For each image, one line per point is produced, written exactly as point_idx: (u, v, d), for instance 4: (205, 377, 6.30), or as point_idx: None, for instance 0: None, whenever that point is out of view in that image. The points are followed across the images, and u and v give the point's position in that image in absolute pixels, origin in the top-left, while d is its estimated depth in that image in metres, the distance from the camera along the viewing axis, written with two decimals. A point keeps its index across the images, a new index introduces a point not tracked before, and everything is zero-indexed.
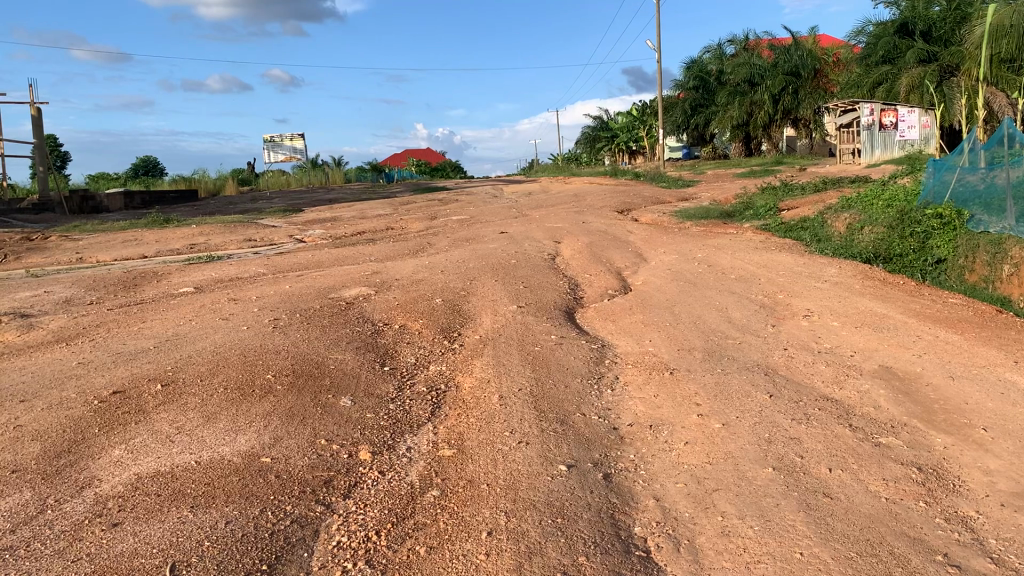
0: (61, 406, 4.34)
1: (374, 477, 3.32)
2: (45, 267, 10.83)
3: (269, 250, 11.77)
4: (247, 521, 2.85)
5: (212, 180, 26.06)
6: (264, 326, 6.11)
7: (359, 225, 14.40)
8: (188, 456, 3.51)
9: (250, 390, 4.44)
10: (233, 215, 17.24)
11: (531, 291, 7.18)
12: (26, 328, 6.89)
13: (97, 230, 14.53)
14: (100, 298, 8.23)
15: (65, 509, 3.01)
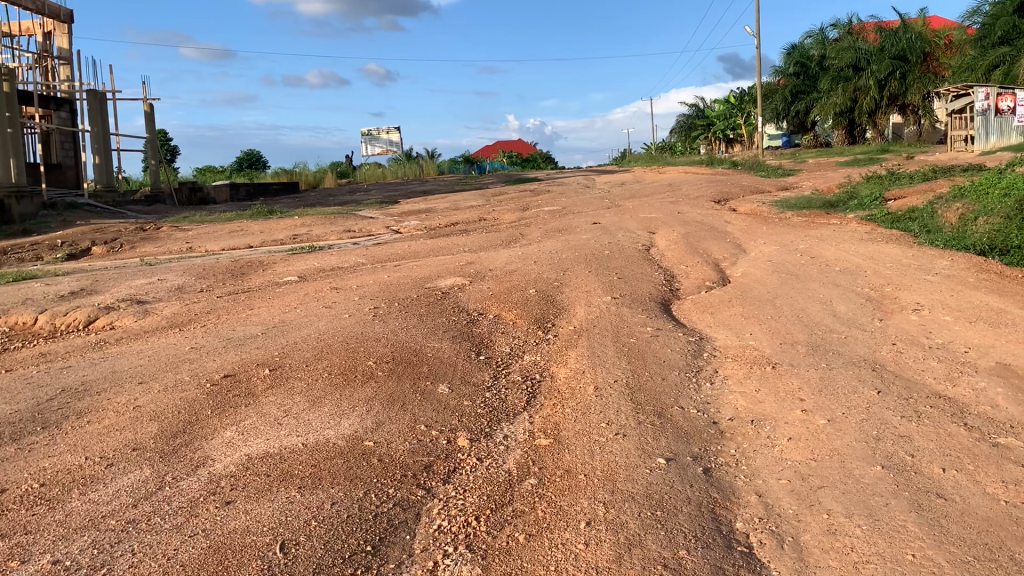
0: (177, 388, 4.56)
1: (472, 463, 3.36)
2: (159, 256, 11.37)
3: (367, 241, 12.03)
4: (351, 503, 2.93)
5: (312, 173, 26.84)
6: (363, 314, 6.27)
7: (452, 217, 14.57)
8: (295, 438, 3.63)
9: (352, 376, 4.57)
10: (333, 207, 17.73)
11: (626, 282, 7.13)
12: (142, 314, 7.25)
13: (205, 221, 15.13)
14: (209, 287, 8.57)
15: (181, 486, 3.15)
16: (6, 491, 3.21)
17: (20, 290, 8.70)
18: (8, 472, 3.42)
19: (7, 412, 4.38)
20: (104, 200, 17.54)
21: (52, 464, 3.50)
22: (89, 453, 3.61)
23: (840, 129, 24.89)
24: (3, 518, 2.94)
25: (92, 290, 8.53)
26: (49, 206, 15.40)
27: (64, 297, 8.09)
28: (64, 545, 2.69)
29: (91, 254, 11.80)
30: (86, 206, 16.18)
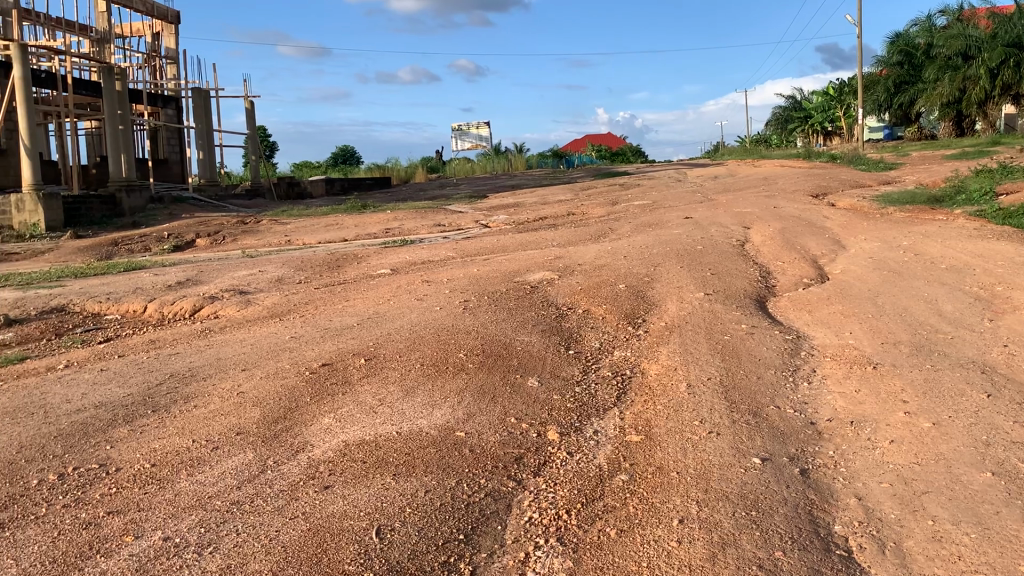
0: (278, 375, 4.74)
1: (563, 457, 3.37)
2: (259, 248, 11.79)
3: (457, 235, 12.19)
4: (444, 492, 2.98)
5: (404, 168, 27.32)
6: (455, 307, 6.35)
7: (541, 211, 14.60)
8: (390, 427, 3.71)
9: (444, 367, 4.64)
10: (424, 201, 18.03)
11: (719, 278, 7.01)
12: (244, 304, 7.53)
13: (302, 215, 15.59)
14: (307, 278, 8.83)
15: (282, 470, 3.28)
16: (121, 469, 3.40)
17: (131, 279, 9.16)
18: (122, 452, 3.62)
19: (120, 396, 4.62)
20: (208, 194, 18.27)
21: (163, 446, 3.68)
22: (196, 436, 3.78)
23: (947, 121, 23.82)
24: (118, 495, 3.11)
25: (197, 280, 8.91)
26: (157, 199, 16.14)
27: (172, 287, 8.48)
28: (173, 523, 2.82)
29: (196, 246, 12.32)
30: (191, 199, 16.89)
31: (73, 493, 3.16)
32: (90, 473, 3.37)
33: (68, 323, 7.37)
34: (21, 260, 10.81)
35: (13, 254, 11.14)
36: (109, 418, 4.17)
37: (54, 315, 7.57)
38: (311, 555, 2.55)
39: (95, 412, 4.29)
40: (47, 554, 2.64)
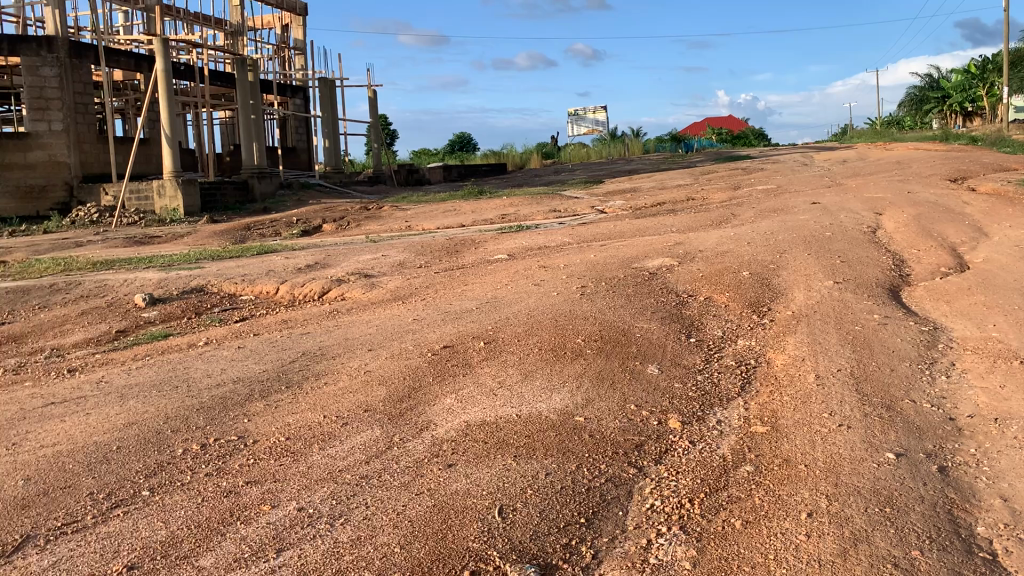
0: (402, 356, 4.88)
1: (685, 446, 3.33)
2: (382, 233, 12.14)
3: (573, 221, 12.18)
4: (565, 475, 3.01)
5: (520, 153, 27.49)
6: (573, 292, 6.36)
7: (659, 196, 14.41)
8: (510, 409, 3.77)
9: (563, 352, 4.67)
10: (541, 187, 18.09)
11: (849, 266, 6.74)
12: (369, 287, 7.78)
13: (421, 201, 15.93)
14: (427, 262, 9.03)
15: (408, 447, 3.38)
16: (257, 442, 3.58)
17: (264, 262, 9.61)
18: (259, 425, 3.82)
19: (256, 372, 4.88)
20: (333, 180, 18.93)
21: (296, 420, 3.86)
22: (326, 412, 3.95)
23: None
24: (256, 466, 3.28)
25: (324, 263, 9.26)
26: (286, 185, 16.84)
27: (301, 270, 8.84)
28: (307, 495, 2.96)
29: (322, 230, 12.80)
30: (317, 186, 17.54)
31: (215, 463, 3.35)
32: (230, 444, 3.57)
33: (206, 302, 7.80)
34: (163, 243, 11.52)
35: (156, 237, 11.86)
36: (247, 392, 4.41)
37: (194, 296, 8.03)
38: (436, 531, 2.62)
39: (233, 387, 4.54)
40: (193, 518, 2.80)
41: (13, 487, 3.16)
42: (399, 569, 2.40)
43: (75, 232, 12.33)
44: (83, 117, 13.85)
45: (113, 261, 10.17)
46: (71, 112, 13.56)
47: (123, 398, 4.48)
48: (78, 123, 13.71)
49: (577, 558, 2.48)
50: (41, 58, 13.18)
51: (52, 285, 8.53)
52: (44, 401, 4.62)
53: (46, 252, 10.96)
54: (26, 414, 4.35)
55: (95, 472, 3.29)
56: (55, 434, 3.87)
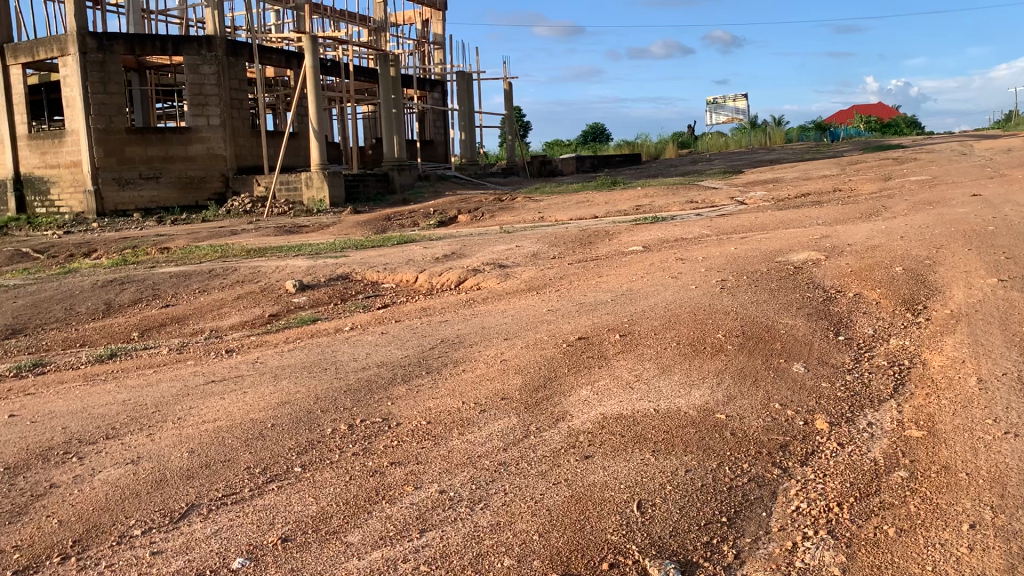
0: (538, 346, 4.91)
1: (833, 448, 3.18)
2: (515, 224, 12.25)
3: (711, 212, 11.89)
4: (705, 472, 2.94)
5: (656, 144, 27.11)
6: (712, 286, 6.21)
7: (803, 187, 13.85)
8: (648, 403, 3.73)
9: (702, 347, 4.57)
10: (677, 178, 17.75)
11: (1015, 262, 6.27)
12: (503, 277, 7.87)
13: (554, 192, 15.99)
14: (562, 254, 9.05)
15: (545, 437, 3.39)
16: (400, 424, 3.70)
17: (404, 251, 9.89)
18: (402, 408, 3.94)
19: (398, 357, 5.04)
20: (469, 172, 19.29)
21: (436, 405, 3.96)
22: (465, 398, 4.02)
23: None
24: (399, 448, 3.39)
25: (460, 253, 9.45)
26: (423, 177, 17.27)
27: (439, 259, 9.04)
28: (447, 478, 3.03)
29: (458, 221, 13.04)
30: (454, 178, 17.90)
31: (361, 443, 3.48)
32: (375, 426, 3.71)
33: (351, 289, 8.11)
34: (309, 232, 12.06)
35: (303, 226, 12.44)
36: (389, 376, 4.57)
37: (340, 283, 8.36)
38: (574, 521, 2.62)
39: (377, 371, 4.71)
40: (341, 496, 2.92)
41: (180, 458, 3.38)
42: (539, 557, 2.42)
43: (229, 222, 13.09)
44: (238, 112, 14.66)
45: (265, 249, 10.74)
46: (228, 108, 14.37)
47: (276, 379, 4.73)
48: (234, 117, 14.54)
49: (719, 557, 2.42)
50: (203, 57, 14.03)
51: (211, 271, 9.11)
52: (206, 378, 4.94)
53: (205, 240, 11.69)
54: (190, 390, 4.66)
55: (252, 448, 3.47)
56: (216, 410, 4.13)
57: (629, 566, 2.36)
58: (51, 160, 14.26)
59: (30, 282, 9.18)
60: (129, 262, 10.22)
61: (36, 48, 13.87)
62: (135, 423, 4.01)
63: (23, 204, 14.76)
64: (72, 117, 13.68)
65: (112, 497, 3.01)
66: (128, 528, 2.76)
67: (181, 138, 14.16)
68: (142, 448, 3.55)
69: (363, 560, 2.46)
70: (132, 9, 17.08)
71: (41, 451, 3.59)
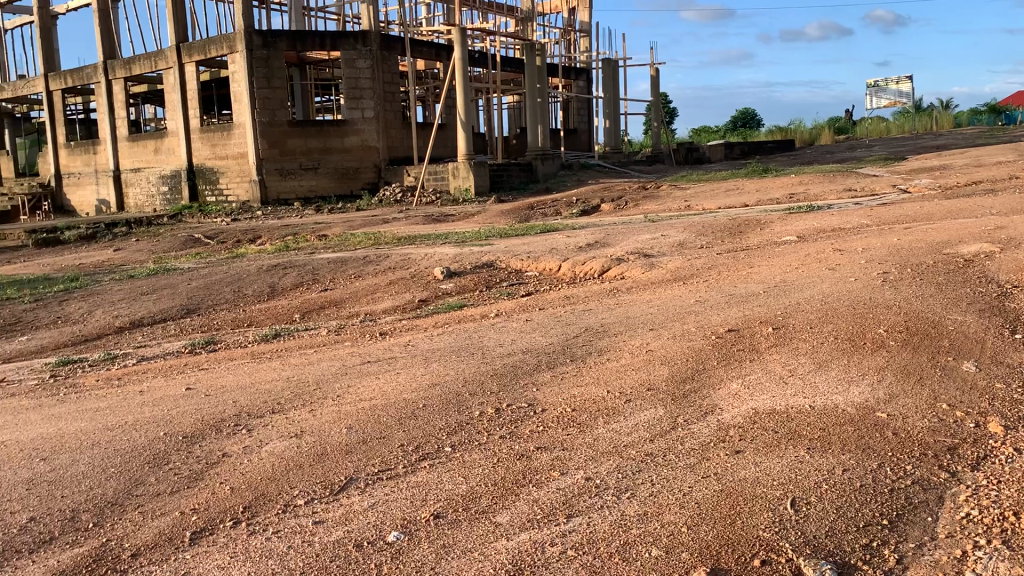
0: (685, 337, 4.86)
1: (1009, 454, 2.95)
2: (661, 213, 12.08)
3: (871, 201, 11.30)
4: (864, 473, 2.80)
5: (810, 129, 25.98)
6: (873, 279, 5.91)
7: (974, 174, 12.91)
8: (803, 399, 3.61)
9: (862, 343, 4.37)
10: (833, 164, 16.96)
11: None
12: (648, 266, 7.79)
13: (701, 180, 15.66)
14: (710, 243, 8.87)
15: (694, 429, 3.34)
16: (546, 410, 3.75)
17: (547, 240, 9.97)
18: (547, 395, 4.00)
19: (542, 344, 5.10)
20: (613, 160, 19.18)
21: (581, 393, 3.99)
22: (610, 387, 4.03)
23: None
24: (546, 433, 3.43)
25: (604, 242, 9.42)
26: (567, 166, 17.32)
27: (583, 248, 9.06)
28: (593, 466, 3.03)
29: (602, 210, 13.00)
30: (598, 167, 17.86)
31: (508, 427, 3.55)
32: (521, 411, 3.77)
33: (496, 276, 8.26)
34: (456, 221, 12.36)
35: (450, 215, 12.76)
36: (535, 363, 4.64)
37: (485, 270, 8.53)
38: (725, 515, 2.54)
39: (522, 357, 4.79)
40: (490, 477, 2.98)
41: (339, 433, 3.57)
42: (687, 549, 2.36)
43: (381, 211, 13.60)
44: (391, 104, 15.18)
45: (414, 236, 11.10)
46: (381, 100, 14.91)
47: (426, 361, 4.91)
48: (386, 110, 15.06)
49: (880, 561, 2.27)
50: (358, 51, 14.58)
51: (364, 257, 9.51)
52: (362, 359, 5.19)
53: (359, 227, 12.21)
54: (348, 369, 4.93)
55: (404, 427, 3.62)
56: (371, 389, 4.33)
57: (782, 565, 2.27)
58: (221, 151, 15.29)
59: (203, 266, 9.89)
60: (291, 248, 10.83)
61: (208, 47, 14.89)
62: (299, 398, 4.27)
63: (196, 193, 15.86)
64: (240, 111, 14.61)
65: (277, 467, 3.19)
66: (292, 497, 2.90)
67: (338, 130, 14.82)
68: (305, 423, 3.78)
69: (511, 541, 2.48)
70: (294, 7, 18.00)
71: (216, 421, 3.88)
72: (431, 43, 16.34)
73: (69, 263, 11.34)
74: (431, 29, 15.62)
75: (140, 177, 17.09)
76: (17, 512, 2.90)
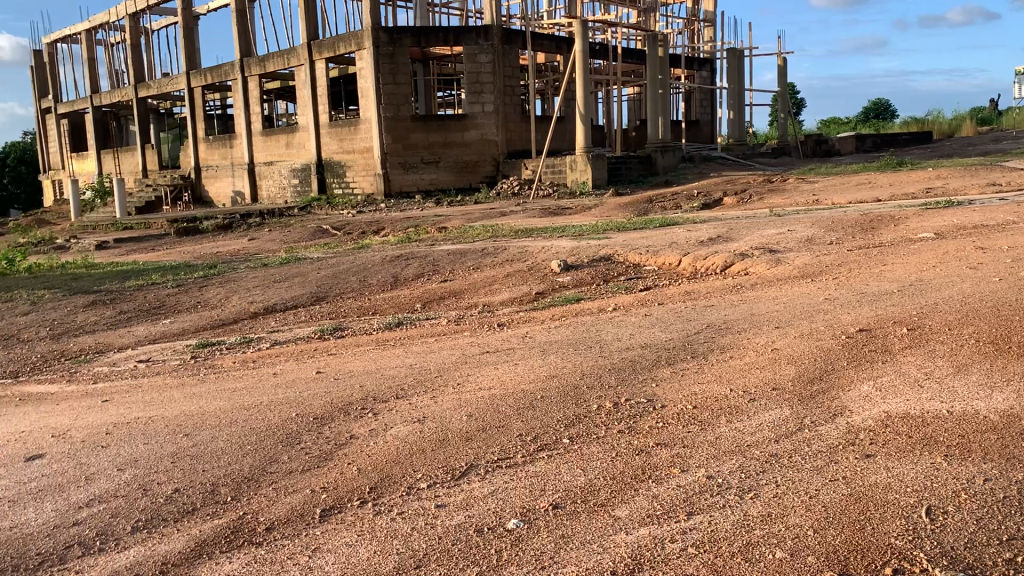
0: (813, 336, 4.75)
1: None
2: (787, 207, 11.72)
3: (1017, 196, 10.62)
4: (1008, 483, 2.62)
5: (951, 120, 24.61)
6: (1019, 279, 5.59)
7: None
8: (939, 404, 3.48)
9: (1006, 347, 4.15)
10: (974, 158, 16.02)
11: None
12: (774, 262, 7.61)
13: (830, 173, 15.10)
14: (839, 239, 8.57)
15: (821, 431, 3.26)
16: (665, 406, 3.74)
17: (667, 234, 9.88)
18: (668, 391, 4.00)
19: (662, 340, 5.09)
20: (736, 153, 18.75)
21: (703, 390, 3.97)
22: (733, 386, 4.00)
23: None
24: (667, 429, 3.41)
25: (727, 237, 9.25)
26: (688, 159, 17.07)
27: (704, 243, 8.93)
28: (716, 464, 2.97)
29: (723, 203, 12.75)
30: (720, 160, 17.51)
31: (627, 421, 3.56)
32: (640, 406, 3.77)
33: (614, 270, 8.24)
34: (573, 214, 12.40)
35: (567, 208, 12.81)
36: (655, 358, 4.65)
37: (603, 264, 8.54)
38: (854, 520, 2.43)
39: (641, 352, 4.80)
40: (610, 471, 2.96)
41: (459, 420, 3.69)
42: (814, 553, 2.26)
43: (499, 204, 13.79)
44: (510, 98, 15.34)
45: (532, 229, 11.21)
46: (501, 94, 15.11)
47: (545, 353, 4.99)
48: (506, 104, 15.23)
49: None
50: (480, 46, 14.79)
51: (483, 250, 9.69)
52: (481, 349, 5.33)
53: (477, 220, 12.43)
54: (468, 358, 5.08)
55: (523, 417, 3.70)
56: (491, 378, 4.46)
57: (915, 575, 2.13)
58: (348, 146, 15.89)
59: (331, 256, 10.33)
60: (413, 240, 11.16)
61: (337, 45, 15.45)
62: (421, 385, 4.45)
63: (324, 185, 16.53)
64: (366, 107, 15.13)
65: (401, 451, 3.31)
66: (416, 481, 2.99)
67: (459, 124, 15.13)
68: (428, 409, 3.93)
69: (631, 535, 2.43)
70: (419, 3, 18.44)
71: (344, 404, 4.09)
72: (551, 37, 16.41)
73: (208, 252, 12.06)
74: (552, 22, 15.68)
75: (273, 171, 17.94)
76: (163, 483, 3.05)
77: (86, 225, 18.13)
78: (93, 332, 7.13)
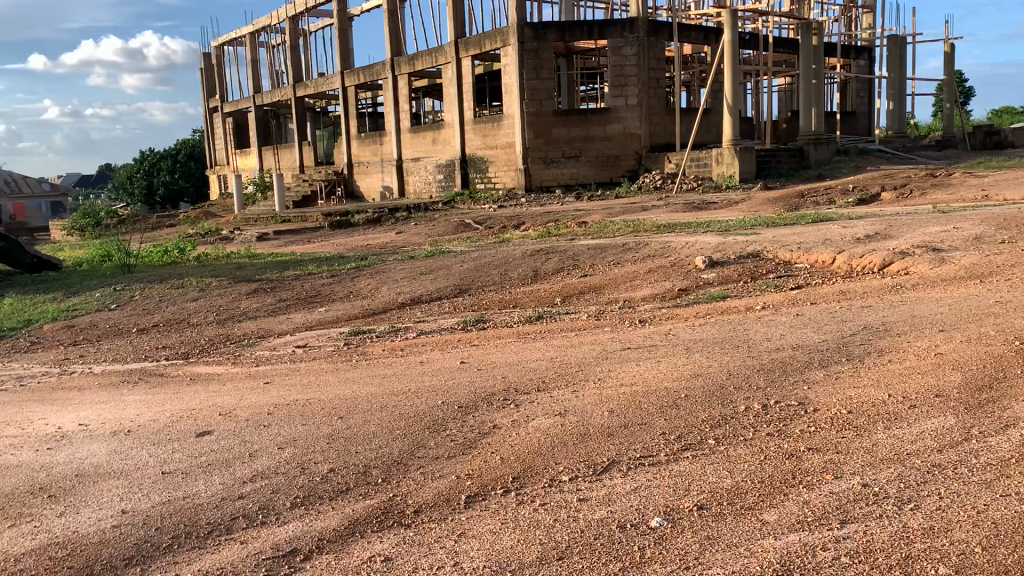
0: (983, 341, 4.49)
1: None
2: (952, 203, 11.04)
3: None
4: None
5: None
6: None
7: None
8: None
9: None
10: None
11: None
12: (938, 262, 7.20)
13: (1003, 167, 14.08)
14: (1012, 238, 8.01)
15: (991, 443, 3.10)
16: (818, 411, 3.65)
17: (820, 230, 9.52)
18: (820, 394, 3.89)
19: (815, 341, 4.95)
20: (895, 145, 17.79)
21: (859, 394, 3.84)
22: (892, 391, 3.85)
23: None
24: (819, 434, 3.33)
25: (886, 234, 8.82)
26: (842, 152, 16.35)
27: (861, 240, 8.56)
28: (872, 472, 2.89)
29: (881, 199, 12.14)
30: (878, 152, 16.65)
31: (776, 424, 3.50)
32: (791, 409, 3.70)
33: (762, 268, 8.04)
34: (718, 208, 12.16)
35: (712, 203, 12.56)
36: (807, 360, 4.53)
37: (750, 261, 8.35)
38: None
39: (793, 353, 4.69)
40: (758, 474, 2.94)
41: (601, 416, 3.74)
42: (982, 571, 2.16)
43: (640, 198, 13.69)
44: (655, 90, 15.17)
45: (676, 224, 11.07)
46: (645, 87, 14.98)
47: (689, 351, 4.96)
48: (650, 96, 15.09)
49: None
50: (625, 39, 14.71)
51: (625, 245, 9.68)
52: (623, 345, 5.36)
53: (618, 215, 12.40)
54: (609, 353, 5.12)
55: (667, 415, 3.70)
56: (632, 375, 4.50)
57: None
58: (492, 141, 16.20)
59: (474, 249, 10.60)
60: (553, 234, 11.28)
61: (483, 41, 15.76)
62: (563, 378, 4.54)
63: (468, 180, 16.94)
64: (509, 102, 15.37)
65: (544, 443, 3.40)
66: (558, 473, 3.07)
67: (601, 118, 15.13)
68: (569, 403, 4.00)
69: (779, 541, 2.42)
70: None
71: (488, 394, 4.22)
72: (699, 28, 16.10)
73: (358, 244, 12.64)
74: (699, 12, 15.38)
75: (421, 166, 18.52)
76: (319, 463, 3.25)
77: (249, 217, 19.35)
78: (255, 318, 7.64)
